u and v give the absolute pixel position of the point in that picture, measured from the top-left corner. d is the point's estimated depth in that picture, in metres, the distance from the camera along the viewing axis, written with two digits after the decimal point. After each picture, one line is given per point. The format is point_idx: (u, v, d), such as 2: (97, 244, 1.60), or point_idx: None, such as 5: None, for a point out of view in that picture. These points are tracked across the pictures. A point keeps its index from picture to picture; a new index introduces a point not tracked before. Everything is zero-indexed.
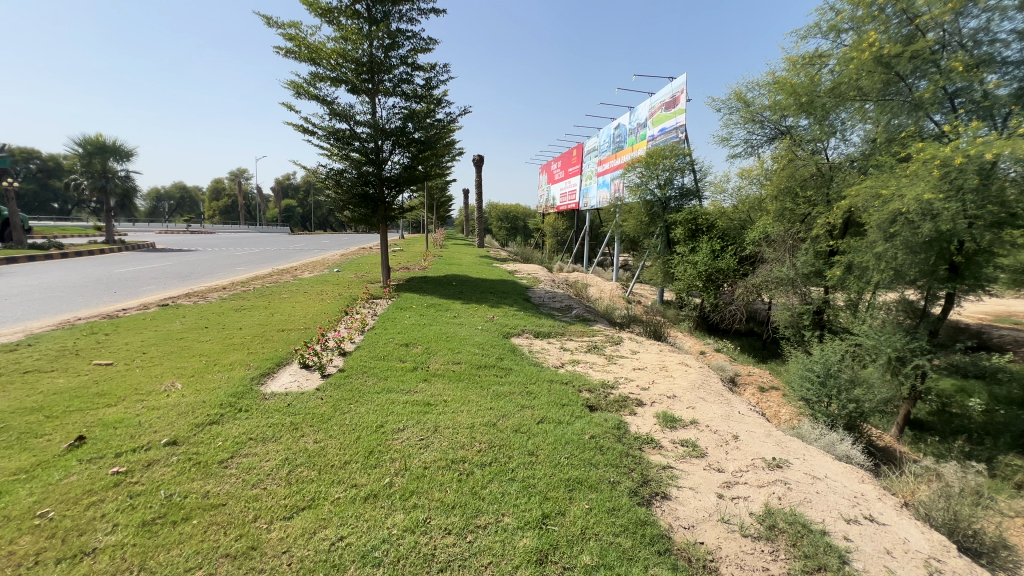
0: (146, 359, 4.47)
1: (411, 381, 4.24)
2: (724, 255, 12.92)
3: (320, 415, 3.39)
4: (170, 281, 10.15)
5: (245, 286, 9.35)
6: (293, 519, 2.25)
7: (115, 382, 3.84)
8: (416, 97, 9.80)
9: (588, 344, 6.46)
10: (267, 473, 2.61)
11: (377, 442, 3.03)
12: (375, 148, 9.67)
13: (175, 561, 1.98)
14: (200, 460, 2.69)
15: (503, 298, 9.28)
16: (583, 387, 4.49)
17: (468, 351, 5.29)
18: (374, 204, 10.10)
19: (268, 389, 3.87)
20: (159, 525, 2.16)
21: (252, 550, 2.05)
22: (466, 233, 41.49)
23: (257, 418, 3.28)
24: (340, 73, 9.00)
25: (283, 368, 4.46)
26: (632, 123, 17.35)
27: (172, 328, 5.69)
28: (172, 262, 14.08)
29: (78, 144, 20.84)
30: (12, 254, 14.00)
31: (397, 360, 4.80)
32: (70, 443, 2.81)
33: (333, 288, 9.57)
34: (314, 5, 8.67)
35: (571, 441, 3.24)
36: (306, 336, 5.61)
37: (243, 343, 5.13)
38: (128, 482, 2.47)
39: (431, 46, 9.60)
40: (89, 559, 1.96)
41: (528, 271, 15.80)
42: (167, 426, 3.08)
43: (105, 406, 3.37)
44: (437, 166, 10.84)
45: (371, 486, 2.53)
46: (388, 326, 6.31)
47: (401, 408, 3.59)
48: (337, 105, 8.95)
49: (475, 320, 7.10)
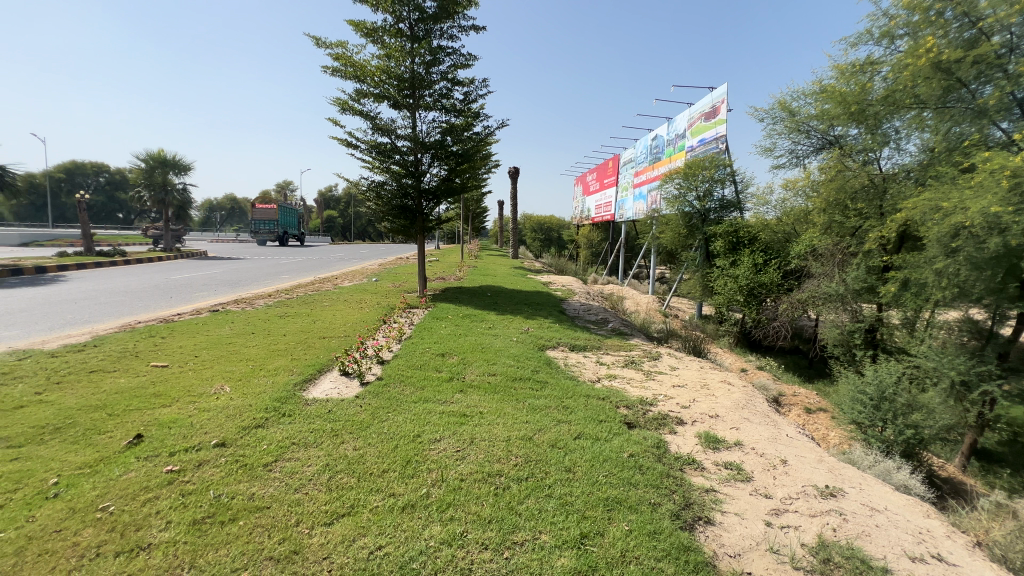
0: (197, 362, 4.69)
1: (447, 392, 4.23)
2: (768, 269, 12.44)
3: (359, 423, 3.45)
4: (220, 287, 10.79)
5: (288, 295, 9.66)
6: (333, 526, 2.28)
7: (168, 383, 4.05)
8: (455, 111, 10.00)
9: (625, 358, 6.34)
10: (309, 478, 2.67)
11: (415, 452, 3.05)
12: (414, 160, 9.92)
13: (222, 561, 2.04)
14: (246, 462, 2.79)
15: (538, 310, 9.26)
16: (621, 403, 4.38)
17: (504, 362, 5.31)
18: (412, 216, 10.34)
19: (309, 395, 3.99)
20: (208, 525, 2.24)
21: (294, 555, 2.09)
22: (501, 243, 41.58)
23: (300, 424, 3.37)
24: (382, 90, 9.35)
25: (324, 375, 4.58)
26: (670, 134, 17.18)
27: (222, 333, 5.95)
28: (221, 270, 14.86)
29: (142, 159, 22.38)
30: (80, 261, 15.05)
31: (433, 370, 4.84)
32: (129, 441, 2.98)
33: (372, 297, 9.83)
34: (361, 25, 9.05)
35: (609, 458, 3.17)
36: (347, 343, 5.79)
37: (287, 349, 5.31)
38: (180, 480, 2.57)
39: (471, 62, 9.81)
40: (145, 554, 2.05)
41: (562, 282, 15.70)
42: (217, 428, 3.21)
43: (161, 406, 3.56)
44: (475, 178, 10.98)
45: (409, 496, 2.55)
46: (425, 335, 6.44)
47: (437, 419, 3.60)
48: (379, 120, 9.26)
49: (510, 331, 7.10)
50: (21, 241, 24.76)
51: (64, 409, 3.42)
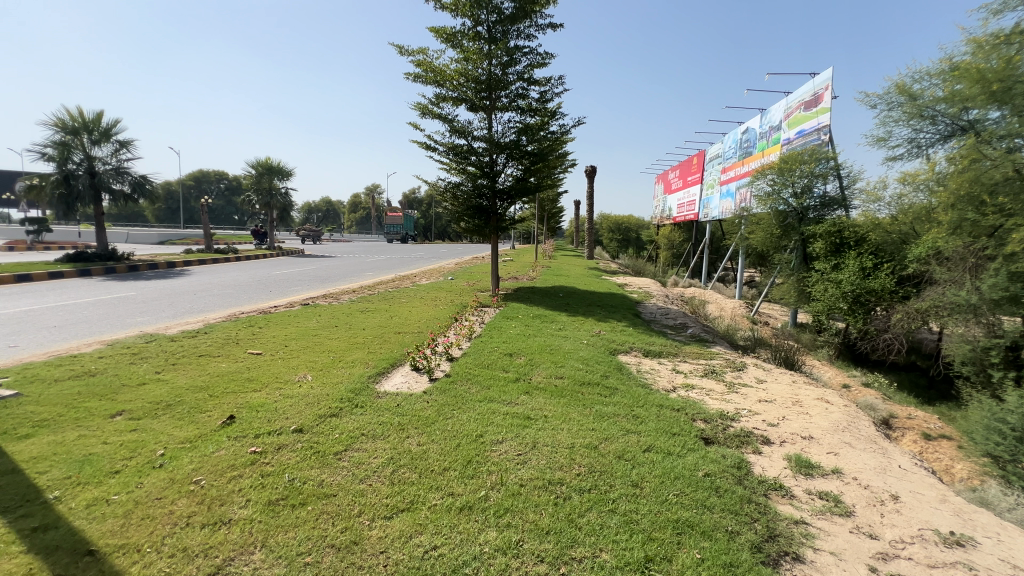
0: (286, 352, 5.09)
1: (512, 393, 4.21)
2: (878, 273, 11.04)
3: (424, 419, 3.53)
4: (312, 282, 11.75)
5: (370, 291, 10.23)
6: (392, 520, 2.34)
7: (260, 370, 4.44)
8: (531, 111, 10.01)
9: (704, 368, 5.92)
10: (374, 470, 2.76)
11: (477, 452, 3.05)
12: (490, 161, 10.06)
13: (290, 544, 2.16)
14: (319, 449, 2.96)
15: (611, 312, 8.98)
16: (698, 416, 4.08)
17: (572, 365, 5.18)
18: (487, 216, 10.52)
19: (381, 388, 4.17)
20: (282, 506, 2.39)
21: (354, 545, 2.16)
22: (576, 244, 41.22)
23: (370, 415, 3.52)
24: (461, 93, 9.59)
25: (397, 368, 4.78)
26: (764, 126, 15.98)
27: (310, 325, 6.44)
28: (314, 267, 16.15)
29: (252, 166, 25.00)
30: (203, 258, 17.19)
31: (500, 370, 4.84)
32: (224, 421, 3.29)
33: (446, 295, 10.16)
34: (441, 31, 9.34)
35: (681, 476, 2.94)
36: (419, 339, 5.99)
37: (364, 343, 5.61)
38: (261, 462, 2.78)
39: (547, 61, 9.76)
40: (226, 529, 2.22)
41: (638, 284, 15.16)
42: (297, 414, 3.44)
43: (253, 390, 3.91)
44: (550, 177, 10.94)
45: (467, 498, 2.54)
46: (495, 334, 6.50)
47: (501, 420, 3.57)
48: (457, 122, 9.51)
49: (581, 333, 6.94)
50: (157, 242, 28.76)
51: (176, 388, 3.88)
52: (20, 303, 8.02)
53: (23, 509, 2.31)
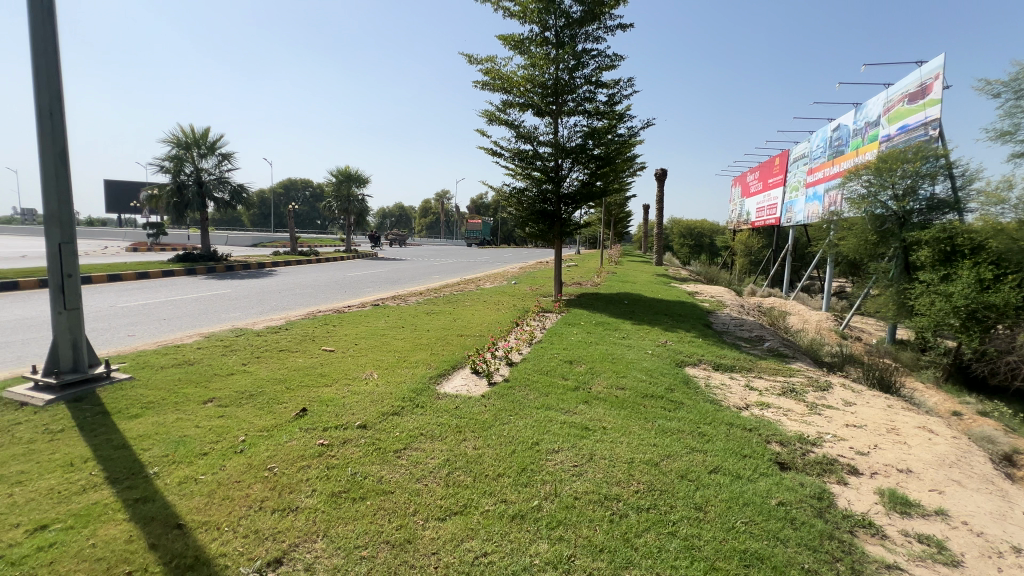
0: (356, 350, 5.37)
1: (571, 401, 4.14)
2: (1000, 286, 9.47)
3: (482, 422, 3.56)
4: (383, 284, 12.38)
5: (437, 293, 10.59)
6: (445, 522, 2.38)
7: (332, 366, 4.71)
8: (598, 114, 9.87)
9: (783, 385, 5.46)
10: (430, 470, 2.83)
11: (531, 460, 3.02)
12: (555, 166, 10.04)
13: (349, 536, 2.26)
14: (380, 446, 3.08)
15: (679, 321, 8.58)
16: (773, 438, 3.77)
17: (635, 376, 5.00)
18: (551, 221, 10.49)
19: (441, 389, 4.28)
20: (343, 499, 2.51)
21: (408, 543, 2.22)
22: (644, 250, 40.05)
23: (430, 415, 3.62)
24: (527, 99, 9.66)
25: (457, 371, 4.88)
26: (859, 122, 14.64)
27: (378, 325, 6.76)
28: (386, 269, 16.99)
29: (333, 174, 26.85)
30: (289, 259, 18.70)
31: (560, 377, 4.78)
32: (297, 413, 3.53)
33: (509, 299, 10.26)
34: (509, 38, 9.48)
35: (750, 502, 2.73)
36: (480, 343, 6.08)
37: (428, 344, 5.78)
38: (327, 454, 2.95)
39: (616, 63, 9.58)
40: (294, 516, 2.37)
41: (710, 292, 14.39)
42: (362, 411, 3.61)
43: (324, 385, 4.16)
44: (617, 181, 10.72)
45: (520, 506, 2.52)
46: (556, 341, 6.43)
47: (557, 429, 3.52)
48: (523, 127, 9.59)
49: (645, 343, 6.69)
50: (250, 244, 31.72)
51: (259, 379, 4.22)
52: (139, 297, 9.17)
53: (128, 481, 2.62)
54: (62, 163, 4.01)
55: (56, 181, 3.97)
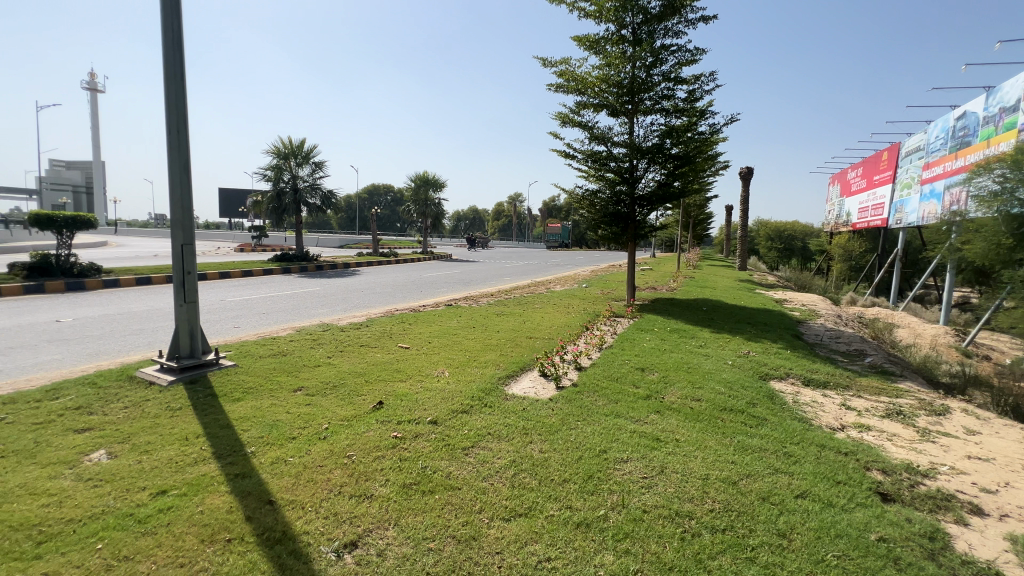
0: (429, 348, 5.59)
1: (641, 410, 3.99)
2: None
3: (549, 426, 3.55)
4: (456, 285, 12.79)
5: (507, 295, 10.74)
6: (510, 523, 2.40)
7: (407, 362, 4.94)
8: (677, 112, 9.48)
9: (887, 407, 4.87)
10: (496, 470, 2.86)
11: (599, 468, 2.96)
12: (630, 166, 9.78)
13: (418, 527, 2.35)
14: (450, 442, 3.18)
15: (764, 331, 7.97)
16: (873, 465, 3.37)
17: (712, 387, 4.72)
18: (624, 223, 10.23)
19: (509, 390, 4.32)
20: (414, 491, 2.62)
21: (473, 540, 2.27)
22: (726, 253, 37.84)
23: (497, 416, 3.67)
24: (602, 99, 9.50)
25: (525, 373, 4.90)
26: (991, 108, 12.71)
27: (450, 324, 6.98)
28: (459, 270, 17.51)
29: (412, 180, 28.27)
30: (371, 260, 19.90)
31: (630, 385, 4.62)
32: (374, 405, 3.74)
33: (580, 302, 10.16)
34: (584, 39, 9.38)
35: (843, 534, 2.46)
36: (549, 346, 6.07)
37: (497, 345, 5.87)
38: (401, 446, 3.10)
39: (697, 57, 9.14)
40: (368, 503, 2.51)
41: (801, 300, 13.22)
42: (433, 407, 3.75)
43: (399, 380, 4.37)
44: (696, 181, 10.23)
45: (585, 514, 2.48)
46: (627, 346, 6.24)
47: (626, 438, 3.41)
48: (597, 128, 9.44)
49: (725, 352, 6.29)
50: (337, 246, 34.21)
51: (341, 372, 4.53)
52: (244, 293, 10.23)
53: (230, 457, 2.93)
54: (185, 174, 4.58)
55: (180, 190, 4.55)
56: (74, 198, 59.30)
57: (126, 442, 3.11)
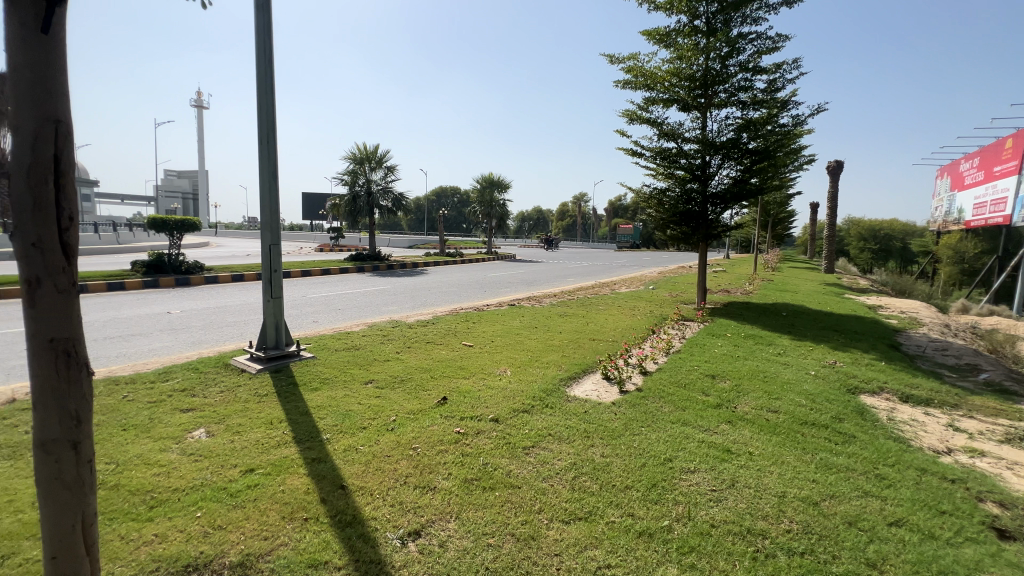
0: (492, 347, 5.68)
1: (711, 419, 3.79)
2: None
3: (611, 431, 3.47)
4: (520, 285, 12.88)
5: (570, 296, 10.66)
6: (570, 525, 2.38)
7: (470, 360, 5.05)
8: (756, 104, 8.91)
9: (1007, 431, 4.25)
10: (557, 471, 2.85)
11: (663, 476, 2.85)
12: (702, 163, 9.33)
13: (478, 521, 2.39)
14: (510, 441, 3.21)
15: (854, 340, 7.27)
16: (987, 496, 2.96)
17: (791, 399, 4.37)
18: (695, 222, 9.77)
19: (571, 392, 4.28)
20: (475, 486, 2.68)
21: (532, 540, 2.27)
22: (810, 255, 35.08)
23: (558, 417, 3.65)
24: (672, 94, 9.14)
25: (588, 375, 4.83)
26: None
27: (513, 324, 7.04)
28: (523, 271, 17.62)
29: (478, 181, 28.89)
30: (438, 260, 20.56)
31: (699, 393, 4.41)
32: (438, 401, 3.86)
33: (646, 304, 9.86)
34: (654, 33, 9.08)
35: (947, 571, 2.19)
36: (613, 348, 5.94)
37: (559, 346, 5.84)
38: (463, 441, 3.17)
39: (779, 44, 8.54)
40: (432, 495, 2.60)
41: (899, 307, 11.91)
42: (495, 405, 3.80)
43: (462, 377, 4.48)
44: (776, 177, 9.57)
45: (648, 523, 2.40)
46: (696, 352, 5.96)
47: (694, 448, 3.26)
48: (666, 125, 9.10)
49: (807, 362, 5.82)
50: (407, 246, 35.76)
51: (408, 367, 4.72)
52: (323, 290, 10.99)
53: (308, 442, 3.15)
54: (274, 180, 5.00)
55: (269, 195, 4.97)
56: (183, 204, 66.77)
57: (221, 423, 3.44)
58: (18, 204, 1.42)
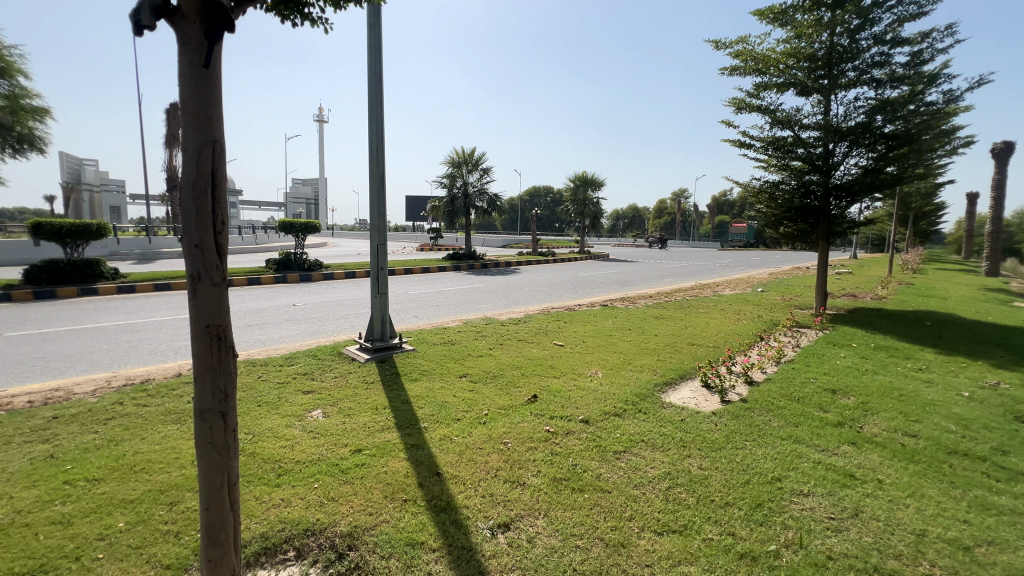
0: (584, 347, 5.61)
1: (830, 439, 3.39)
2: None
3: (711, 442, 3.25)
4: (613, 285, 12.56)
5: (667, 297, 10.15)
6: (663, 537, 2.28)
7: (561, 360, 5.05)
8: (894, 81, 7.77)
9: None
10: (649, 479, 2.74)
11: (770, 497, 2.61)
12: (824, 152, 8.36)
13: (567, 521, 2.39)
14: (601, 444, 3.15)
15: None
16: None
17: (936, 423, 3.74)
18: (815, 218, 8.78)
19: (667, 398, 4.09)
20: (564, 486, 2.67)
21: (622, 547, 2.21)
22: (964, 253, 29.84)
23: (652, 423, 3.50)
24: (788, 77, 8.30)
25: (685, 382, 4.57)
26: None
27: (606, 325, 6.90)
28: (616, 270, 17.17)
29: (572, 180, 28.70)
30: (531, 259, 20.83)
31: (815, 408, 3.95)
32: (529, 398, 3.91)
33: (753, 308, 9.07)
34: (768, 11, 8.30)
35: None
36: (714, 355, 5.55)
37: (654, 349, 5.61)
38: (553, 440, 3.18)
39: (926, 9, 7.35)
40: (521, 490, 2.65)
41: None
42: (585, 406, 3.76)
43: (553, 376, 4.49)
44: (920, 164, 8.26)
45: (751, 546, 2.22)
46: (813, 363, 5.34)
47: (808, 468, 2.94)
48: (781, 111, 8.28)
49: (957, 380, 4.95)
50: (500, 245, 36.74)
51: (501, 364, 4.85)
52: (422, 287, 11.68)
53: (408, 429, 3.38)
54: (381, 185, 5.42)
55: (378, 199, 5.40)
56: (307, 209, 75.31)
57: (334, 405, 3.83)
58: (185, 211, 1.68)
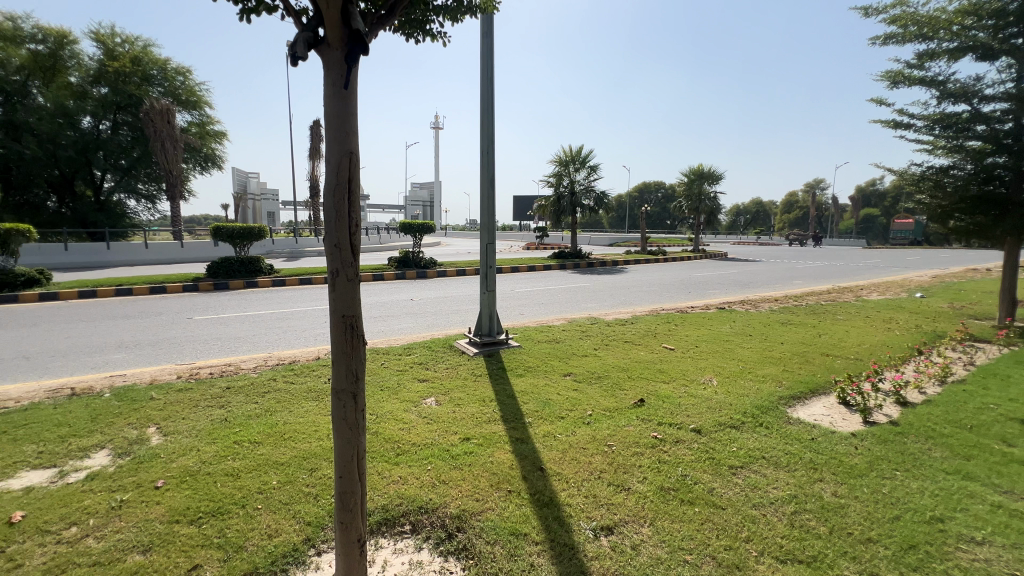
0: (697, 352, 5.27)
1: (1014, 479, 2.76)
2: None
3: (849, 467, 2.85)
4: (731, 286, 11.59)
5: (796, 301, 9.09)
6: (786, 566, 2.06)
7: (671, 364, 4.80)
8: None
9: None
10: (771, 501, 2.49)
11: (929, 540, 2.21)
12: (1014, 128, 6.83)
13: (675, 533, 2.27)
14: (715, 456, 2.93)
15: None
16: None
17: None
18: (999, 209, 7.21)
19: (794, 413, 3.67)
20: (672, 496, 2.54)
21: (737, 569, 2.05)
22: None
23: (776, 440, 3.17)
24: (964, 40, 6.92)
25: (817, 397, 4.06)
26: None
27: (723, 330, 6.40)
28: (735, 271, 15.82)
29: (686, 174, 27.04)
30: (640, 258, 20.07)
31: (994, 441, 3.25)
32: (635, 402, 3.78)
33: (909, 316, 7.72)
34: None
35: None
36: (856, 368, 4.84)
37: (780, 359, 5.06)
38: (661, 448, 3.04)
39: None
40: (625, 495, 2.58)
41: None
42: (697, 415, 3.53)
43: (663, 381, 4.28)
44: None
45: None
46: (993, 386, 4.39)
47: (982, 512, 2.43)
48: (953, 82, 6.93)
49: None
50: (607, 244, 36.00)
51: (606, 365, 4.75)
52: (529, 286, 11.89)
53: (513, 423, 3.48)
54: (491, 187, 5.64)
55: (488, 201, 5.63)
56: (425, 211, 81.16)
57: (446, 394, 4.09)
58: (328, 214, 1.92)
